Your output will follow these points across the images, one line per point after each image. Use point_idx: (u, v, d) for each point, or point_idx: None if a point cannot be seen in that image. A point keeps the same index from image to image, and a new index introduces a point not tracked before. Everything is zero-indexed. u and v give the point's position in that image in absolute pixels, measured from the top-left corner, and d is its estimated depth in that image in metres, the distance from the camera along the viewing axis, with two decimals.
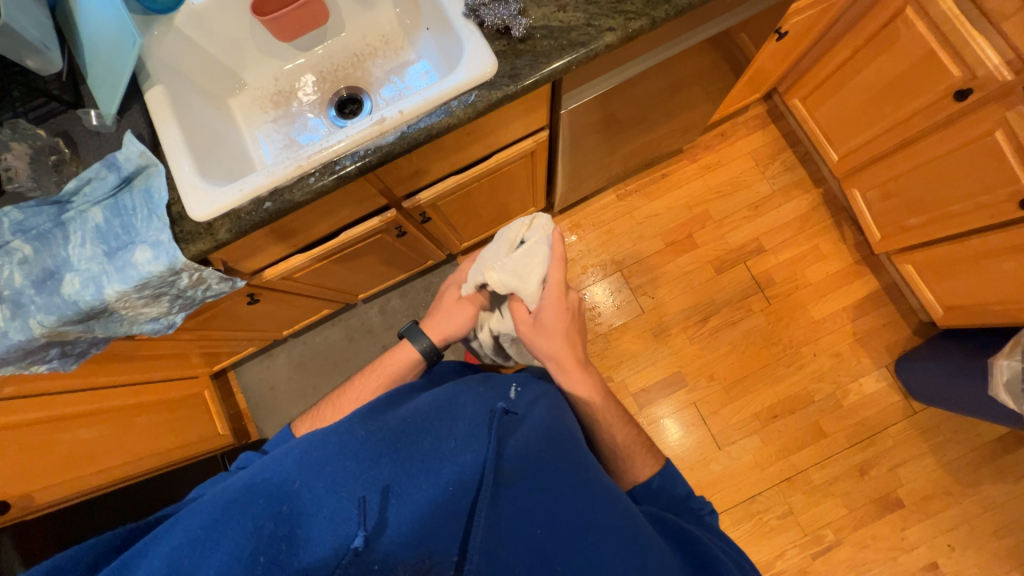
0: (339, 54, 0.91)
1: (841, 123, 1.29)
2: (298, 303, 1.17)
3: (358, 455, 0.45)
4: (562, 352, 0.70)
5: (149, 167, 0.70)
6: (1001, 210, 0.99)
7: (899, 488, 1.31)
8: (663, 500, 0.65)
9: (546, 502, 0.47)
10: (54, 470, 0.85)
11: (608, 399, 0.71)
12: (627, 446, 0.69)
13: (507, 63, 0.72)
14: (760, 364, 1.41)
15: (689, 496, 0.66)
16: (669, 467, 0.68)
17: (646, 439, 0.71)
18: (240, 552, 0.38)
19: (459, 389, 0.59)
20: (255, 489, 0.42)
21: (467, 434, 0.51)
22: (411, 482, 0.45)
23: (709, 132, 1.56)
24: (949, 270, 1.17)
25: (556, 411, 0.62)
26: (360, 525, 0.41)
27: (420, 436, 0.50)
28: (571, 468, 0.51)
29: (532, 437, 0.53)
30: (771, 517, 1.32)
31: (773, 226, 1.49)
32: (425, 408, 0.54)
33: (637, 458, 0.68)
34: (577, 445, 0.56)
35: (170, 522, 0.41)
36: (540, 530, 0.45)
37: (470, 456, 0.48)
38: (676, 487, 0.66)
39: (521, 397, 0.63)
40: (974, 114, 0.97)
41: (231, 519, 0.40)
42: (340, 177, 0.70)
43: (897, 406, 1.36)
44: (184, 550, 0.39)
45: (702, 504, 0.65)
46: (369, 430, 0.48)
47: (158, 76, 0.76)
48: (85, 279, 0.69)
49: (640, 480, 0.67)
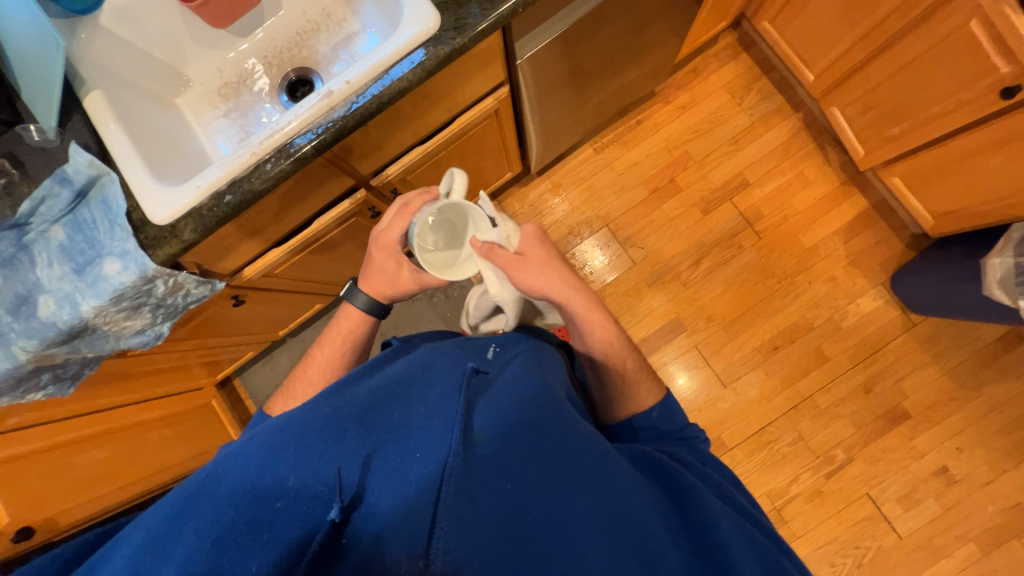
0: (281, 36, 0.88)
1: (813, 40, 1.25)
2: (286, 299, 1.16)
3: (321, 435, 0.45)
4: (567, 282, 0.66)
5: (102, 176, 0.69)
6: (982, 104, 0.96)
7: (905, 400, 1.33)
8: (661, 430, 0.66)
9: (518, 457, 0.46)
10: (60, 496, 0.84)
11: (615, 325, 0.69)
12: (631, 373, 0.68)
13: (451, 15, 0.68)
14: (756, 299, 1.41)
15: (685, 425, 0.67)
16: (668, 400, 0.69)
17: (649, 368, 0.71)
18: (203, 542, 0.38)
19: (433, 355, 0.59)
20: (221, 479, 0.43)
21: (439, 400, 0.50)
22: (382, 455, 0.45)
23: (680, 70, 1.51)
24: (936, 176, 1.14)
25: (533, 365, 0.60)
26: (336, 497, 0.42)
27: (389, 406, 0.49)
28: (548, 423, 0.50)
29: (506, 396, 0.52)
30: (782, 446, 1.34)
31: (756, 159, 1.46)
32: (396, 378, 0.53)
33: (636, 384, 0.68)
34: (554, 396, 0.55)
35: (135, 522, 0.42)
36: (511, 485, 0.44)
37: (439, 420, 0.47)
38: (674, 417, 0.67)
39: (498, 356, 0.62)
40: (948, 6, 0.92)
41: (195, 509, 0.41)
42: (297, 159, 0.67)
43: (896, 321, 1.37)
44: (145, 549, 0.39)
45: (696, 434, 0.67)
46: (334, 407, 0.48)
47: (93, 80, 0.72)
48: (59, 299, 0.69)
49: (640, 409, 0.67)
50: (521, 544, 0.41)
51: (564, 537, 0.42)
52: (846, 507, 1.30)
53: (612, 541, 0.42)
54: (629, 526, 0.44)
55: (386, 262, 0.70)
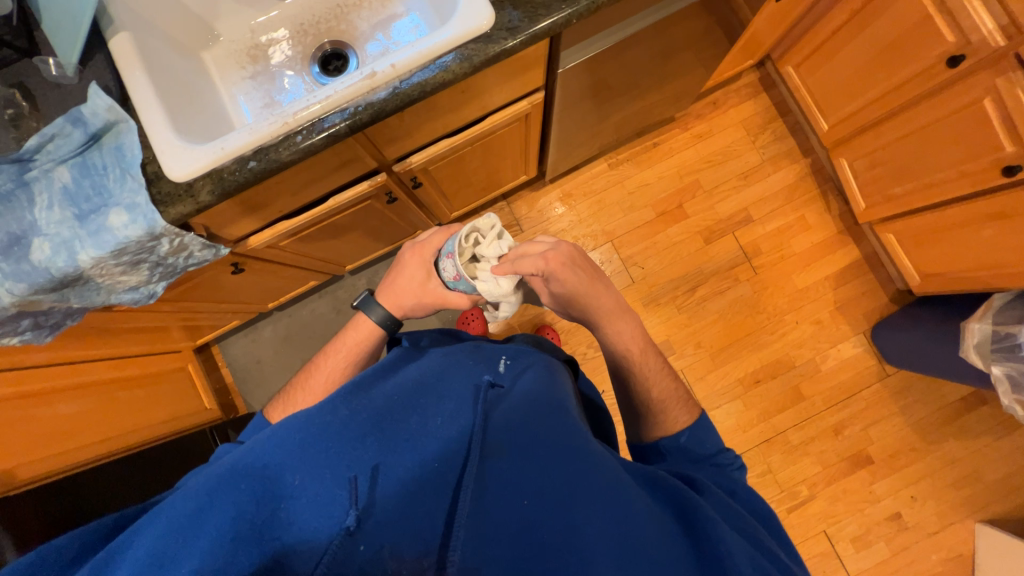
0: (320, 6, 0.86)
1: (833, 92, 1.29)
2: (283, 273, 1.13)
3: (342, 437, 0.45)
4: (635, 337, 0.68)
5: (119, 123, 0.65)
6: (983, 177, 1.01)
7: (870, 446, 1.39)
8: (688, 456, 0.61)
9: (533, 472, 0.45)
10: (19, 449, 0.78)
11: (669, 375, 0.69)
12: (661, 400, 0.66)
13: (503, 15, 0.68)
14: (744, 332, 1.45)
15: (716, 452, 0.62)
16: (703, 422, 0.65)
17: (684, 392, 0.68)
18: (223, 539, 0.36)
19: (448, 363, 0.59)
20: (240, 474, 0.41)
21: (455, 410, 0.51)
22: (398, 461, 0.45)
23: (701, 100, 1.54)
24: (930, 238, 1.20)
25: (546, 380, 0.60)
26: (350, 505, 0.40)
27: (406, 414, 0.50)
28: (559, 437, 0.49)
29: (519, 410, 0.52)
30: (751, 476, 1.38)
31: (761, 197, 1.51)
32: (412, 385, 0.54)
33: (671, 412, 0.65)
34: (567, 412, 0.55)
35: (152, 511, 0.38)
36: (527, 500, 0.43)
37: (454, 432, 0.48)
38: (705, 443, 0.62)
39: (510, 369, 0.61)
40: (967, 80, 0.96)
41: (217, 503, 0.39)
42: (329, 136, 0.66)
43: (871, 370, 1.43)
44: (170, 538, 0.36)
45: (730, 459, 0.61)
46: (353, 408, 0.49)
47: (122, 21, 0.69)
48: (55, 244, 0.65)
49: (671, 432, 0.64)
50: (533, 561, 0.39)
51: (576, 557, 0.39)
52: (803, 542, 1.35)
53: (625, 564, 0.39)
54: (642, 552, 0.40)
55: (416, 272, 0.72)
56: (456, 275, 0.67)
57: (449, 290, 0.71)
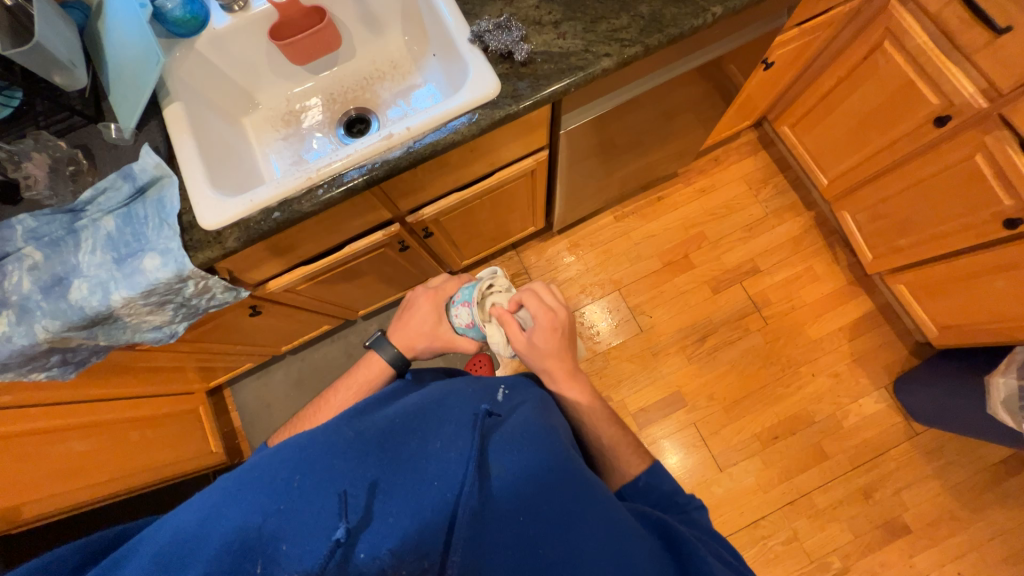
0: (348, 78, 0.96)
1: (829, 149, 1.35)
2: (298, 317, 1.18)
3: (346, 454, 0.46)
4: (583, 393, 0.67)
5: (163, 178, 0.73)
6: (987, 229, 1.02)
7: (905, 512, 1.29)
8: (649, 498, 0.59)
9: (531, 497, 0.45)
10: (30, 485, 0.81)
11: (618, 427, 0.68)
12: (612, 445, 0.65)
13: (510, 85, 0.76)
14: (758, 384, 1.41)
15: (677, 491, 0.59)
16: (658, 466, 0.62)
17: (636, 439, 0.66)
18: (229, 547, 0.38)
19: (448, 390, 0.60)
20: (245, 489, 0.42)
21: (455, 434, 0.50)
22: (399, 480, 0.45)
23: (702, 158, 1.62)
24: (942, 289, 1.18)
25: (543, 412, 0.60)
26: (344, 517, 0.40)
27: (408, 435, 0.50)
28: (558, 467, 0.49)
29: (519, 437, 0.52)
30: (775, 543, 1.28)
31: (768, 248, 1.52)
32: (413, 409, 0.55)
33: (623, 459, 0.63)
34: (566, 444, 0.54)
35: (160, 523, 0.41)
36: (524, 518, 0.44)
37: (454, 453, 0.48)
38: (666, 484, 0.59)
39: (508, 399, 0.62)
40: (955, 138, 1.01)
41: (225, 513, 0.40)
42: (348, 189, 0.72)
43: (898, 428, 1.35)
44: (175, 547, 0.38)
45: (689, 499, 0.58)
46: (355, 431, 0.49)
47: (177, 93, 0.79)
48: (93, 285, 0.71)
49: (626, 480, 0.61)
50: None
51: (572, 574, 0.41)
52: None
53: None
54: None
55: (429, 314, 0.75)
56: (469, 321, 0.69)
57: (460, 334, 0.73)
